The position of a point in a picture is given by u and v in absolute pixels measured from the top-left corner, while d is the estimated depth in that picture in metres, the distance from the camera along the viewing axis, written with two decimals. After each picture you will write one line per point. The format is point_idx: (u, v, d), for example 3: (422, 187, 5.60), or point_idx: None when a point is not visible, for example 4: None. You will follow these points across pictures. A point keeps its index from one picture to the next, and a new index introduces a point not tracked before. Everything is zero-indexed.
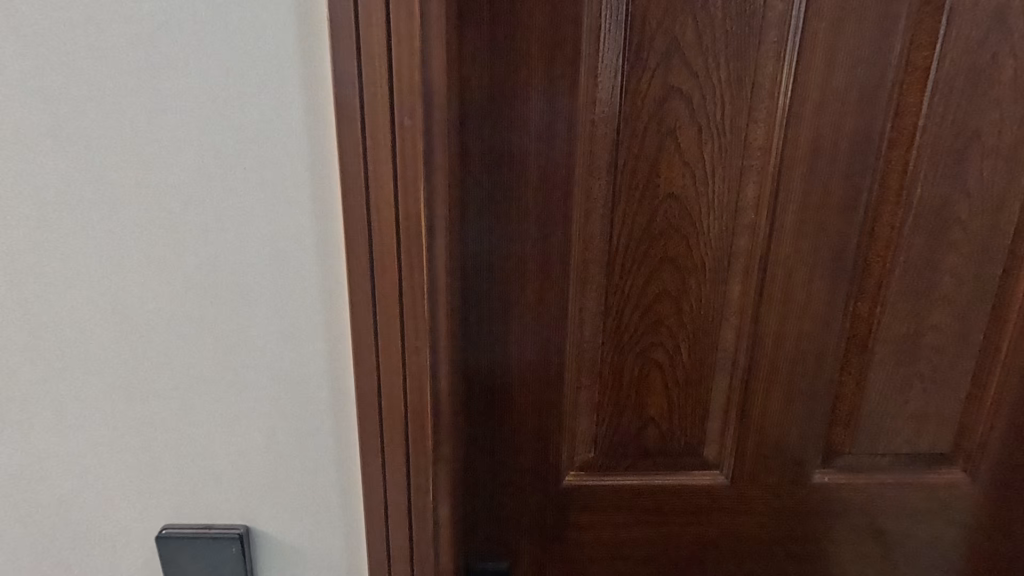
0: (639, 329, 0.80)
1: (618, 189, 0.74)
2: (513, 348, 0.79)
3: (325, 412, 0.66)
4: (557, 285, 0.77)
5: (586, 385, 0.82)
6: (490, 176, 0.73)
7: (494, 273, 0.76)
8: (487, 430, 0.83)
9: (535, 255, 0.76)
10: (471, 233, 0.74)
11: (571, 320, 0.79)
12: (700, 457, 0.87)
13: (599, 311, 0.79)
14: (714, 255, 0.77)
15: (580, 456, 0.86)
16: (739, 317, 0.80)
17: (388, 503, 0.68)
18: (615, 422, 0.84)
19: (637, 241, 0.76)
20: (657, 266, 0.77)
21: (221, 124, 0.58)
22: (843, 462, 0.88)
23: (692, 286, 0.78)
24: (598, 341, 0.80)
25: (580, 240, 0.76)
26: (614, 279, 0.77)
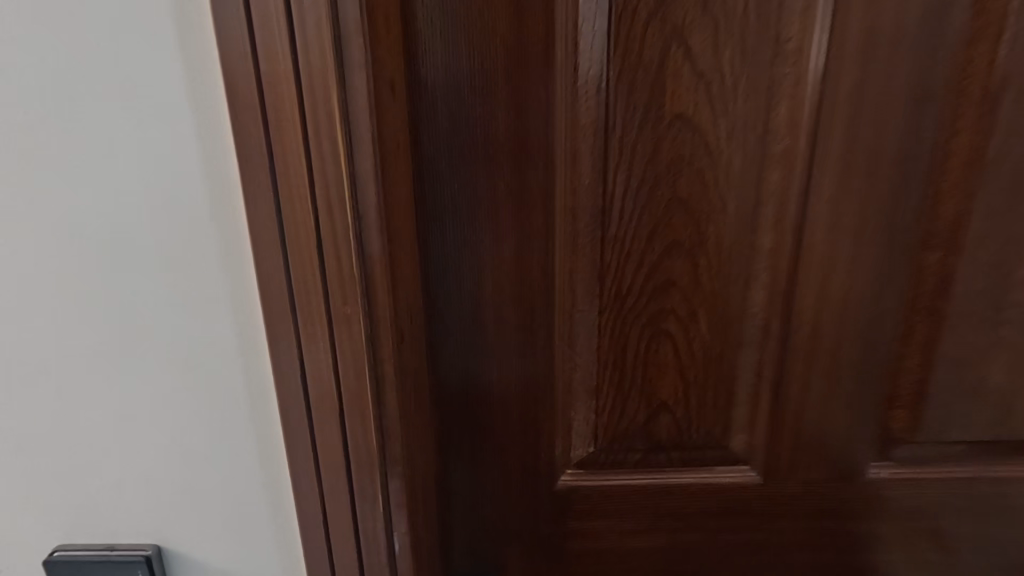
0: (644, 293, 0.64)
1: (612, 114, 0.58)
2: (488, 320, 0.64)
3: (241, 411, 0.52)
4: (540, 240, 0.62)
5: (582, 365, 0.67)
6: (447, 100, 0.57)
7: (459, 227, 0.61)
8: (462, 422, 0.68)
9: (510, 202, 0.60)
10: (426, 175, 0.59)
11: (559, 283, 0.63)
12: (724, 450, 0.71)
13: (593, 271, 0.63)
14: (738, 195, 0.61)
15: (577, 451, 0.70)
16: (770, 274, 0.64)
17: (328, 515, 0.54)
18: (619, 408, 0.69)
19: (638, 180, 0.60)
20: (665, 211, 0.61)
21: (60, 32, 0.43)
22: (905, 453, 0.72)
23: (711, 236, 0.62)
24: (595, 310, 0.64)
25: (565, 182, 0.60)
26: (611, 232, 0.61)
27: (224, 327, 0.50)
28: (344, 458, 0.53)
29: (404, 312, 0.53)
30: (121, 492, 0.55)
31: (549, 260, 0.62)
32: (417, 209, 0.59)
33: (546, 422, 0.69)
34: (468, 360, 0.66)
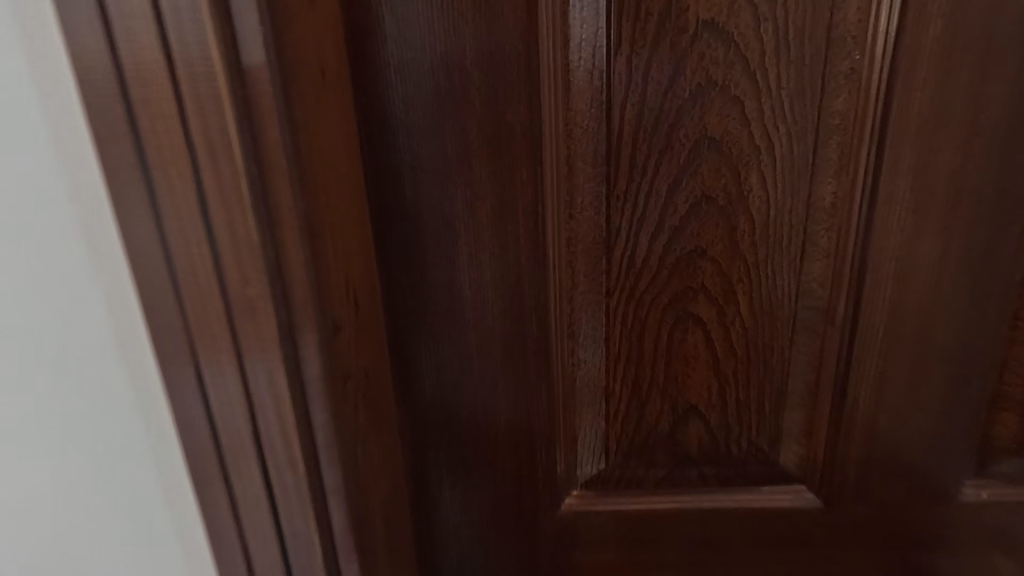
0: (665, 267, 0.49)
1: (615, 27, 0.43)
2: (464, 307, 0.50)
3: (129, 434, 0.40)
4: (526, 202, 0.48)
5: (586, 360, 0.53)
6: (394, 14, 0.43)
7: (419, 186, 0.47)
8: (438, 435, 0.55)
9: (485, 153, 0.46)
10: (372, 118, 0.45)
11: (554, 256, 0.50)
12: (772, 466, 0.57)
13: (598, 239, 0.49)
14: (790, 133, 0.45)
15: (584, 467, 0.57)
16: (831, 238, 0.49)
17: (253, 561, 0.42)
18: (636, 414, 0.54)
19: (654, 116, 0.45)
20: (691, 158, 0.46)
21: None
22: (1009, 469, 0.56)
23: (753, 189, 0.47)
24: (600, 289, 0.51)
25: (556, 124, 0.46)
26: (619, 188, 0.47)
27: (97, 323, 0.37)
28: (267, 490, 0.40)
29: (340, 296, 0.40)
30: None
31: (539, 227, 0.48)
32: (365, 163, 0.46)
33: (544, 434, 0.55)
34: (441, 360, 0.52)
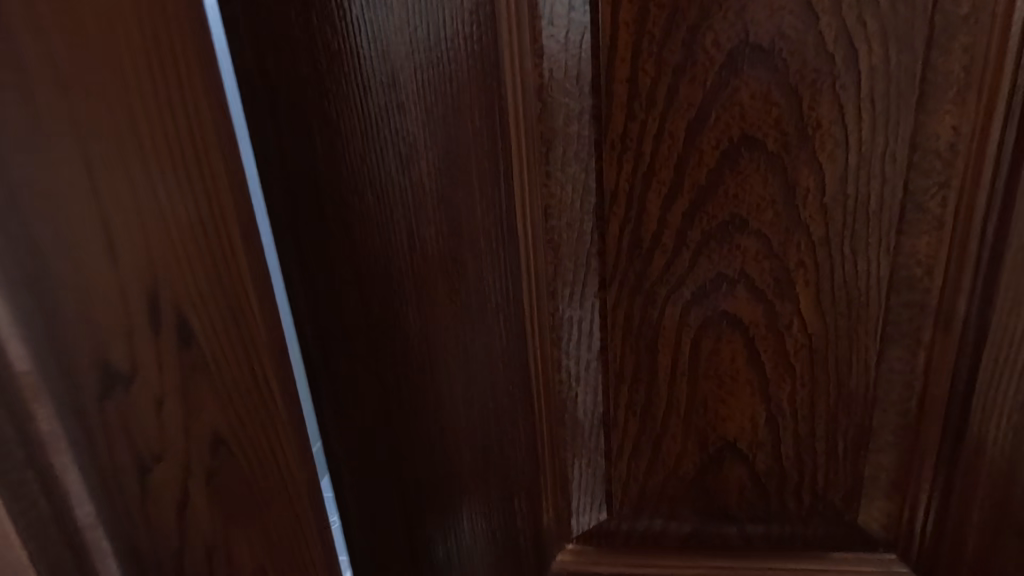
0: (686, 246, 0.34)
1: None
2: (402, 294, 0.39)
3: None
4: (479, 153, 0.34)
5: (578, 380, 0.38)
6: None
7: (342, 139, 0.36)
8: (380, 448, 0.44)
9: (415, 83, 0.34)
10: (270, 36, 0.34)
11: (527, 234, 0.35)
12: (844, 525, 0.40)
13: (589, 207, 0.34)
14: (883, 32, 0.29)
15: (582, 517, 0.42)
16: (944, 200, 0.32)
17: None
18: (649, 450, 0.39)
19: (664, 15, 0.30)
20: (724, 78, 0.30)
21: None
22: None
23: (824, 123, 0.30)
24: (594, 280, 0.35)
25: (524, 33, 0.31)
26: (614, 129, 0.32)
27: None
28: None
29: (148, 301, 0.30)
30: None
31: (502, 189, 0.35)
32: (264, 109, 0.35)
33: (515, 464, 0.42)
34: (380, 356, 0.41)
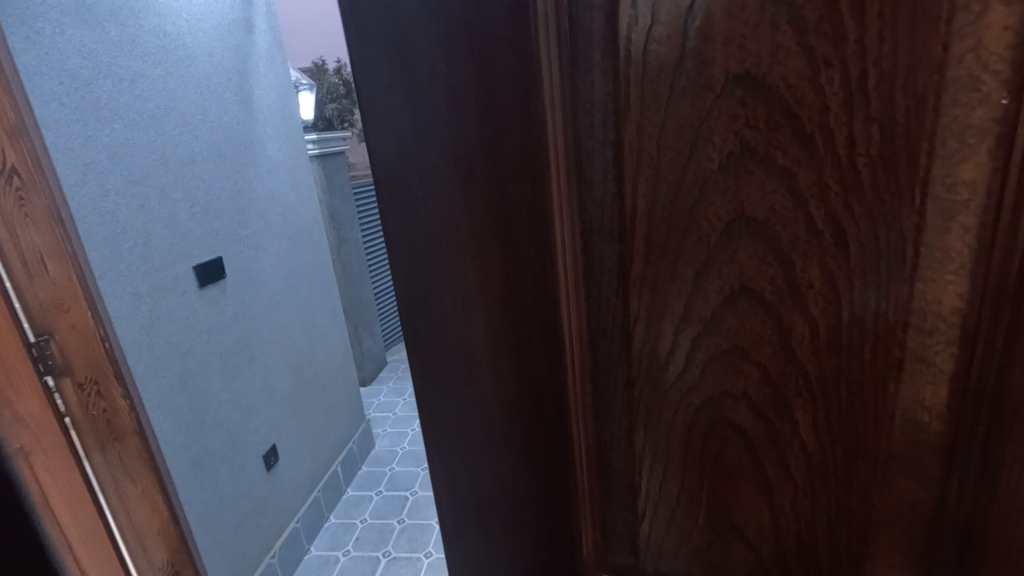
0: (694, 362, 0.41)
1: (626, 85, 0.36)
2: (484, 405, 0.48)
3: None
4: (533, 293, 0.42)
5: (606, 449, 0.47)
6: (405, 100, 0.40)
7: (434, 256, 0.44)
8: (469, 526, 0.54)
9: (493, 244, 0.42)
10: (385, 184, 0.44)
11: (571, 338, 0.44)
12: None
13: (616, 322, 0.42)
14: (867, 213, 0.32)
15: (613, 553, 0.52)
16: (947, 361, 0.33)
17: None
18: (665, 514, 0.47)
19: (671, 189, 0.37)
20: (724, 241, 0.37)
21: None
22: None
23: (815, 280, 0.35)
24: (623, 378, 0.44)
25: (568, 195, 0.40)
26: (636, 268, 0.40)
27: None
28: None
29: None
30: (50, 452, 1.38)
31: (552, 308, 0.43)
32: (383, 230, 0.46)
33: (566, 525, 0.50)
34: (468, 452, 0.51)
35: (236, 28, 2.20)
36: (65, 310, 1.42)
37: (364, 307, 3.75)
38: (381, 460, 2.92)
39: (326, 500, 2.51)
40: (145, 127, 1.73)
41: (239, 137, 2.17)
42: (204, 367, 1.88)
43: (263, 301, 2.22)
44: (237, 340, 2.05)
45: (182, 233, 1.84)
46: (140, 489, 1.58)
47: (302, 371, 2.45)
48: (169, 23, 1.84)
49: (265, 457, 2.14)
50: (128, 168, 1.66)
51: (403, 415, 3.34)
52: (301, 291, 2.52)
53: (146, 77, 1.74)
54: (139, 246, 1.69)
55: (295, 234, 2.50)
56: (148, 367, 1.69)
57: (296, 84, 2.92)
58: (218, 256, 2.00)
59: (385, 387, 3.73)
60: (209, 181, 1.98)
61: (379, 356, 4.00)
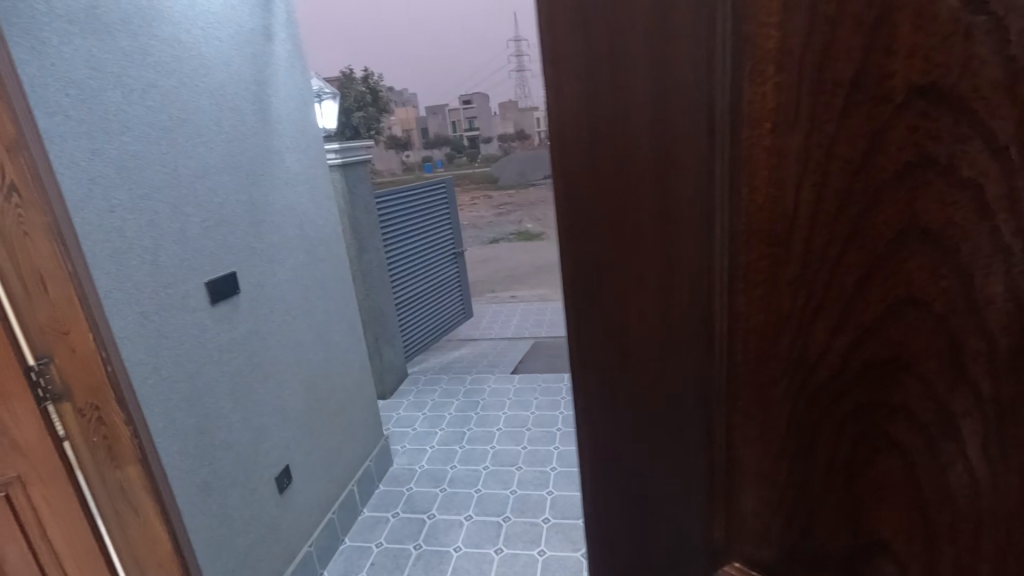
0: (844, 375, 0.41)
1: (796, 93, 0.38)
2: (647, 394, 0.51)
3: None
4: (681, 284, 0.46)
5: (780, 441, 0.46)
6: (597, 89, 0.44)
7: (613, 219, 0.47)
8: (601, 541, 0.60)
9: (648, 250, 0.46)
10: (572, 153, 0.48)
11: (751, 312, 0.45)
12: None
13: (799, 300, 0.42)
14: None
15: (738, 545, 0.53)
16: None
17: None
18: (804, 526, 0.47)
19: (921, 160, 0.34)
20: (891, 249, 0.36)
21: None
22: None
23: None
24: (771, 375, 0.45)
25: (727, 205, 0.43)
26: (790, 274, 0.42)
27: None
28: None
29: None
30: (45, 481, 1.44)
31: (736, 278, 0.44)
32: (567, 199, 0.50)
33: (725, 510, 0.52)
34: (623, 440, 0.54)
35: (254, 37, 2.20)
36: (65, 330, 1.39)
37: (381, 320, 4.08)
38: (400, 479, 3.05)
39: (340, 521, 2.59)
40: (156, 139, 1.70)
41: (255, 150, 2.18)
42: (214, 386, 1.86)
43: (277, 317, 2.26)
44: (251, 359, 2.06)
45: (190, 248, 1.80)
46: (140, 518, 1.54)
47: (318, 386, 2.53)
48: (182, 32, 1.83)
49: (278, 479, 2.16)
50: (139, 181, 1.63)
51: (422, 431, 3.54)
52: (316, 307, 2.56)
53: (158, 88, 1.72)
54: (143, 265, 1.62)
55: (310, 248, 2.55)
56: (163, 387, 1.66)
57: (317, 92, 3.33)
58: (232, 270, 2.00)
59: (404, 402, 3.99)
60: (220, 198, 1.97)
61: (400, 368, 4.28)
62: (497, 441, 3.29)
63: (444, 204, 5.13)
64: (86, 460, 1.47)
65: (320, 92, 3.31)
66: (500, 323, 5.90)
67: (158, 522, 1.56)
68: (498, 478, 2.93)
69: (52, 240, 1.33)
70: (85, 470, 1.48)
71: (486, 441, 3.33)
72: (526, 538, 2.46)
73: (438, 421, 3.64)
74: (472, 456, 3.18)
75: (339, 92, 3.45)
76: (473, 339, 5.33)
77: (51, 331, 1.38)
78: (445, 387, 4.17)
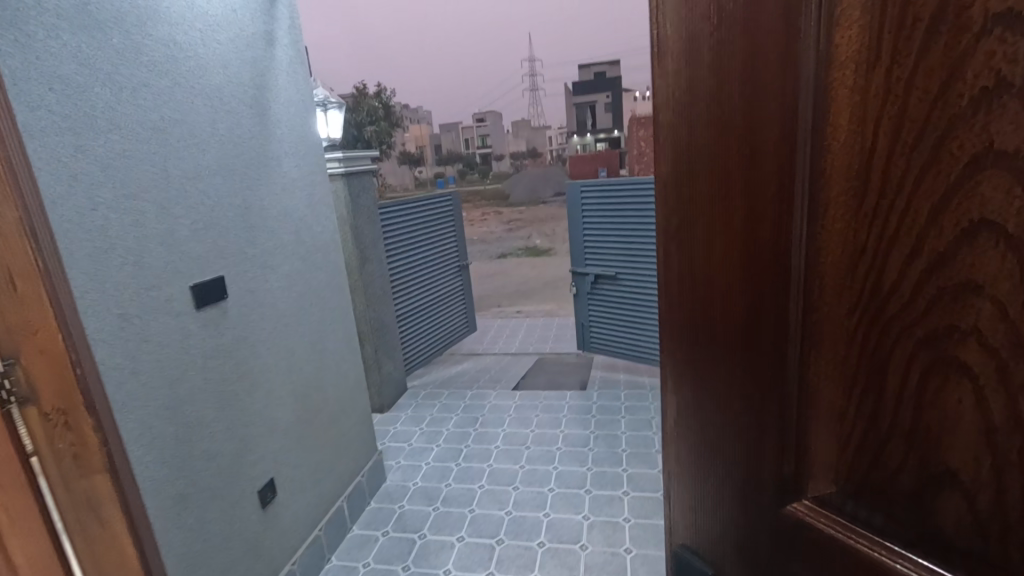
0: (916, 296, 0.43)
1: (880, 37, 0.42)
2: (737, 295, 0.58)
3: None
4: (771, 197, 0.52)
5: (858, 350, 0.48)
6: (718, 22, 0.53)
7: (715, 134, 0.56)
8: (686, 435, 0.71)
9: (736, 177, 0.55)
10: (689, 79, 0.57)
11: (830, 226, 0.48)
12: None
13: (870, 211, 0.45)
14: None
15: (814, 484, 0.55)
16: None
17: None
18: (869, 458, 0.49)
19: (985, 84, 0.36)
20: (962, 182, 0.39)
21: None
22: None
23: None
24: (845, 309, 0.48)
25: (812, 141, 0.47)
26: (865, 203, 0.45)
27: None
28: None
29: None
30: (5, 489, 1.33)
31: (815, 191, 0.48)
32: (679, 116, 0.60)
33: (800, 427, 0.55)
34: (716, 338, 0.63)
35: (255, 42, 2.19)
36: (35, 330, 1.28)
37: (384, 333, 4.03)
38: (392, 495, 3.00)
39: (328, 539, 2.53)
40: (145, 139, 1.66)
41: (253, 153, 2.16)
42: (198, 394, 1.82)
43: (268, 325, 2.20)
44: (238, 366, 2.02)
45: (178, 251, 1.77)
46: (106, 531, 1.42)
47: (309, 398, 2.47)
48: (180, 33, 1.81)
49: (262, 491, 2.12)
50: (123, 182, 1.58)
51: (417, 447, 3.47)
52: (312, 314, 2.52)
53: (150, 87, 1.68)
54: (127, 265, 1.58)
55: (308, 254, 2.51)
56: (133, 394, 1.58)
57: (322, 103, 3.49)
58: (220, 275, 1.95)
59: (402, 415, 3.95)
60: (210, 203, 1.92)
61: (399, 382, 4.25)
62: (494, 460, 3.23)
63: (448, 218, 5.06)
64: (50, 467, 1.35)
65: (325, 103, 3.48)
66: (503, 341, 5.80)
67: (125, 535, 1.43)
68: (494, 497, 2.88)
69: (18, 230, 1.22)
70: (47, 478, 1.36)
71: (483, 458, 3.28)
72: (520, 563, 2.40)
73: (435, 437, 3.60)
74: (469, 474, 3.13)
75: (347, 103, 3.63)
76: (478, 356, 5.34)
77: (21, 331, 1.28)
78: (445, 402, 4.12)
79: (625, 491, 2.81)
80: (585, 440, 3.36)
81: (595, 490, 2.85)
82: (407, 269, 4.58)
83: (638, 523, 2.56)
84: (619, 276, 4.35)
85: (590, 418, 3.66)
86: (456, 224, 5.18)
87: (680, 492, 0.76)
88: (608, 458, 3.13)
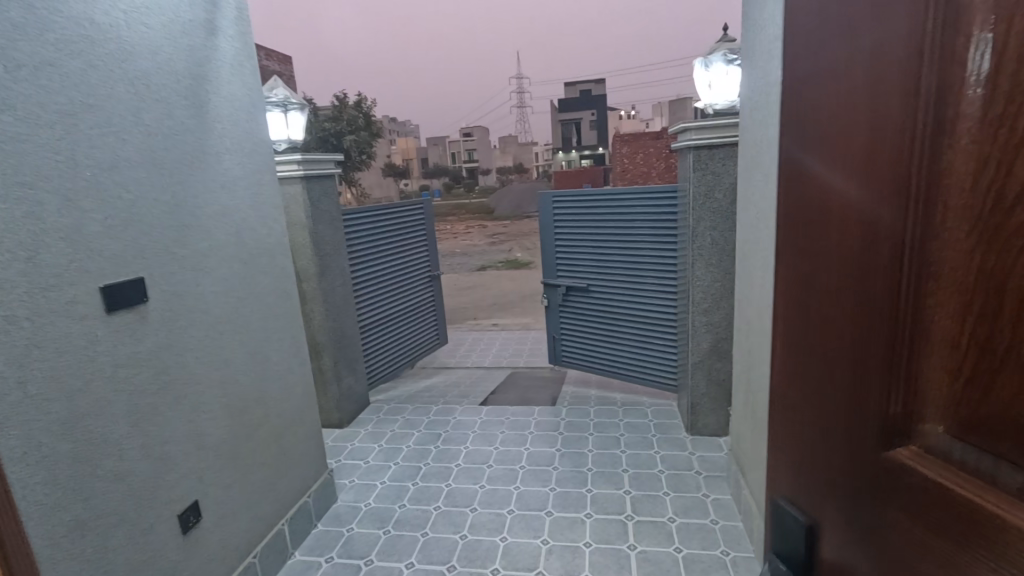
0: None
1: None
2: (849, 224, 0.53)
3: None
4: (892, 110, 0.47)
5: (974, 276, 0.41)
6: None
7: (844, 44, 0.52)
8: (793, 384, 0.67)
9: (858, 93, 0.51)
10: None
11: (955, 132, 0.42)
12: None
13: (994, 104, 0.38)
14: None
15: (920, 442, 0.49)
16: None
17: None
18: (986, 403, 0.42)
19: None
20: None
21: None
22: None
23: None
24: (966, 218, 0.41)
25: (943, 32, 0.42)
26: (990, 97, 0.38)
27: None
28: None
29: None
30: None
31: (938, 97, 0.43)
32: (814, 36, 0.57)
33: (909, 370, 0.49)
34: (825, 274, 0.58)
35: (192, 29, 2.05)
36: None
37: (346, 344, 3.85)
38: (341, 517, 2.80)
39: (263, 567, 2.32)
40: (48, 123, 1.49)
41: (188, 148, 2.01)
42: (104, 407, 1.63)
43: (199, 332, 2.03)
44: (157, 377, 1.83)
45: (85, 248, 1.59)
46: None
47: (246, 412, 2.28)
48: (98, 12, 1.66)
49: (184, 516, 1.92)
50: (18, 168, 1.41)
51: (374, 465, 3.28)
52: (251, 322, 2.34)
53: (59, 68, 1.53)
54: (16, 261, 1.40)
55: (249, 257, 2.34)
56: (16, 407, 1.39)
57: (282, 104, 3.34)
58: (140, 276, 1.78)
59: (361, 431, 3.76)
60: (131, 199, 1.75)
61: (360, 397, 4.06)
62: (453, 479, 3.06)
63: (418, 227, 4.92)
64: None
65: (284, 104, 3.33)
66: (475, 355, 5.62)
67: None
68: (449, 520, 2.70)
69: None
70: None
71: (443, 477, 3.10)
72: None
73: (394, 454, 3.41)
74: (425, 495, 2.94)
75: (308, 104, 3.48)
76: (449, 369, 5.18)
77: None
78: (408, 418, 3.94)
79: (588, 513, 2.66)
80: (551, 459, 3.21)
81: (557, 512, 2.70)
82: (374, 278, 4.42)
83: (598, 548, 2.41)
84: (591, 288, 4.24)
85: (557, 435, 3.51)
86: (428, 234, 5.05)
87: (786, 450, 0.71)
88: (572, 478, 2.98)
